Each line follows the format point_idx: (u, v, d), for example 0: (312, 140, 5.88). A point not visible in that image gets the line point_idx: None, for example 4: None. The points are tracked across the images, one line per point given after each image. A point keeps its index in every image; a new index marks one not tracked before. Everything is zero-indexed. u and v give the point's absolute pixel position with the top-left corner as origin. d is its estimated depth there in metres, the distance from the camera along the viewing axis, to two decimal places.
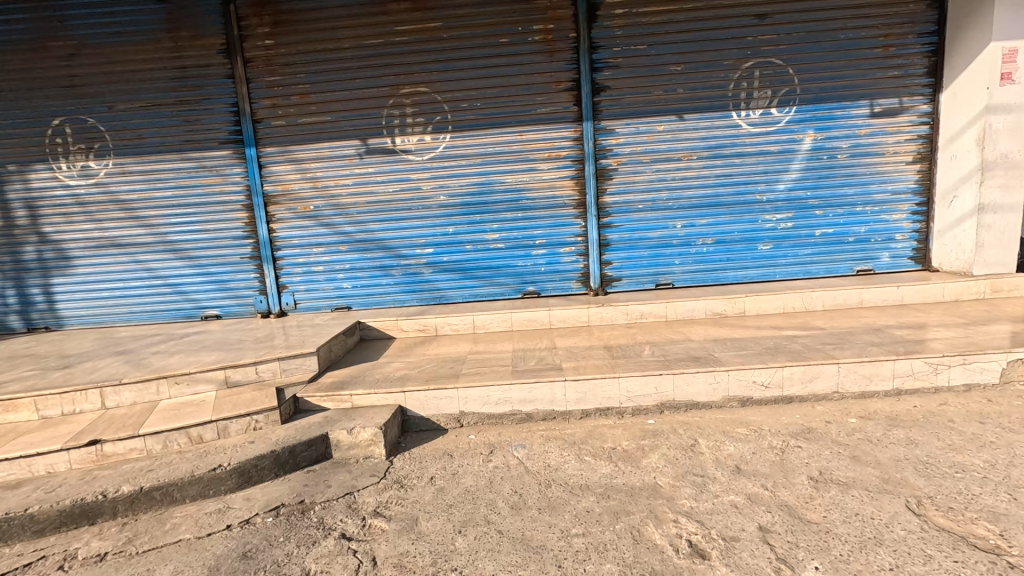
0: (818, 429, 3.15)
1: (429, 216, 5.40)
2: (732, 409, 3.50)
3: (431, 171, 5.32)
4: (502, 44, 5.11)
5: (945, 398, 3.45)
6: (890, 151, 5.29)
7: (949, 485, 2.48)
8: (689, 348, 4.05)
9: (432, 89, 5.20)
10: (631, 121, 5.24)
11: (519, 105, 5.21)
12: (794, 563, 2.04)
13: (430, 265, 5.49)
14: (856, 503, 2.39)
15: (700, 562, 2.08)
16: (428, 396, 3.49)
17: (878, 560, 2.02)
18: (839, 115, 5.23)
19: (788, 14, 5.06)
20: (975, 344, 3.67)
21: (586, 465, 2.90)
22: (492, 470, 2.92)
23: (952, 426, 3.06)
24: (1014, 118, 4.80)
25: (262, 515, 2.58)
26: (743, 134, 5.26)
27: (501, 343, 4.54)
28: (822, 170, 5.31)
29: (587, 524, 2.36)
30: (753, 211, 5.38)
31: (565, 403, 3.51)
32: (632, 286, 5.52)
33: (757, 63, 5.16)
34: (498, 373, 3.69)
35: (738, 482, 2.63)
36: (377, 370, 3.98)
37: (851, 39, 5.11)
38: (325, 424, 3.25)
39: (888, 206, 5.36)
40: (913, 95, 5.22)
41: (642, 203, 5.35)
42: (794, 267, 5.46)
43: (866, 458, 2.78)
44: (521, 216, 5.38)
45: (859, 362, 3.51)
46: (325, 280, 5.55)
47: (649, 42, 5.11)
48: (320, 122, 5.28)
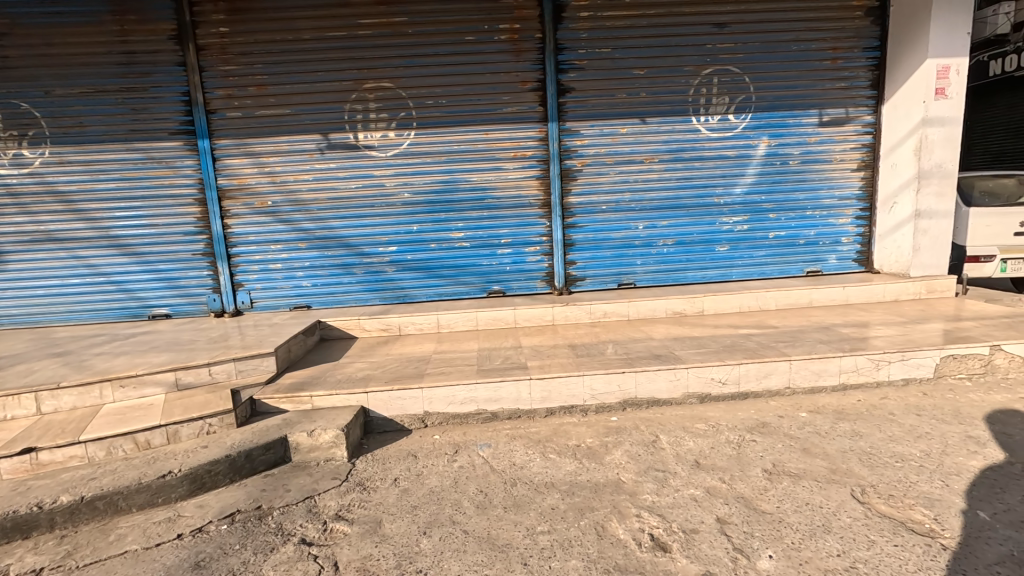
0: (771, 423, 3.28)
1: (393, 214, 5.31)
2: (691, 406, 3.61)
3: (395, 168, 5.23)
4: (468, 42, 5.08)
5: (886, 391, 3.67)
6: (837, 158, 5.57)
7: (890, 474, 2.64)
8: (651, 346, 4.14)
9: (396, 85, 5.12)
10: (596, 123, 5.31)
11: (485, 104, 5.19)
12: (749, 552, 2.12)
13: (393, 264, 5.40)
14: (807, 493, 2.51)
15: (662, 554, 2.14)
16: (392, 396, 3.44)
17: (826, 547, 2.13)
18: (791, 123, 5.47)
19: (745, 25, 5.26)
20: (913, 341, 3.92)
21: (550, 462, 2.92)
22: (457, 470, 2.90)
23: (893, 419, 3.26)
24: (947, 131, 5.14)
25: (216, 523, 2.48)
26: (702, 139, 5.43)
27: (466, 342, 4.52)
28: (776, 175, 5.54)
29: (553, 521, 2.38)
30: (711, 214, 5.55)
31: (530, 401, 3.52)
32: (596, 285, 5.60)
33: (716, 70, 5.33)
34: (463, 373, 3.67)
35: (698, 476, 2.71)
36: (339, 370, 3.89)
37: (802, 50, 5.36)
38: (284, 426, 3.14)
39: (836, 211, 5.65)
40: (858, 106, 5.52)
41: (606, 204, 5.44)
42: (749, 268, 5.68)
43: (816, 451, 2.92)
44: (486, 215, 5.36)
45: (809, 359, 3.68)
46: (284, 278, 5.37)
47: (613, 45, 5.20)
48: (279, 115, 5.11)
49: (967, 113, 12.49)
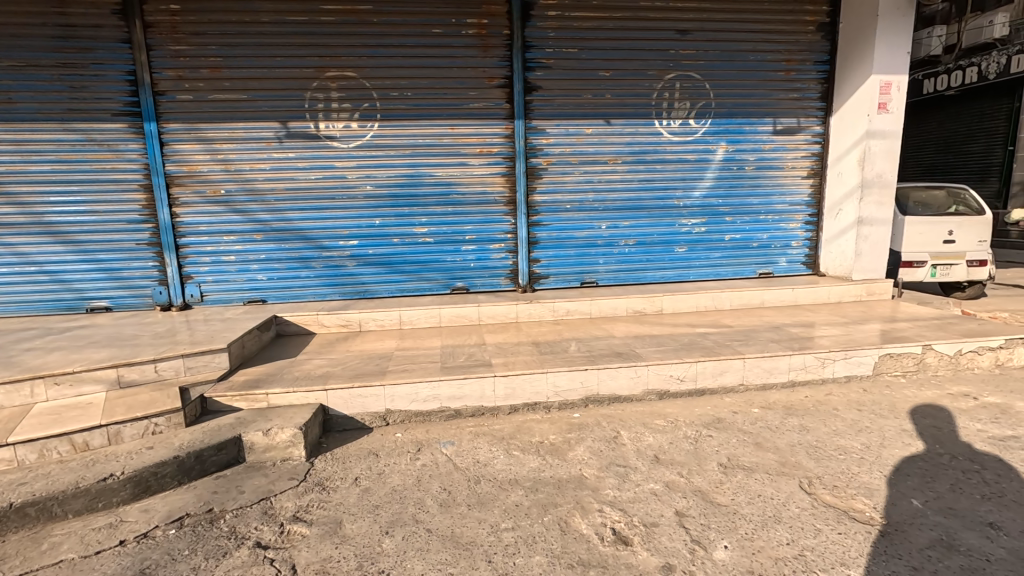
0: (726, 419, 3.41)
1: (355, 207, 5.17)
2: (651, 402, 3.70)
3: (357, 160, 5.10)
4: (435, 34, 5.01)
5: (830, 388, 3.88)
6: (789, 166, 5.83)
7: (835, 466, 2.79)
8: (613, 344, 4.21)
9: (359, 75, 4.99)
10: (561, 122, 5.35)
11: (451, 99, 5.13)
12: (706, 543, 2.19)
13: (354, 258, 5.27)
14: (759, 486, 2.62)
15: (624, 548, 2.18)
16: (353, 394, 3.36)
17: (777, 536, 2.23)
18: (748, 130, 5.68)
19: (705, 33, 5.43)
20: (855, 341, 4.16)
21: (514, 459, 2.93)
22: (420, 468, 2.86)
23: (836, 414, 3.45)
24: (888, 143, 5.46)
25: (163, 528, 2.35)
26: (664, 142, 5.56)
27: (429, 339, 4.47)
28: (732, 180, 5.74)
29: (517, 518, 2.39)
30: (671, 216, 5.71)
31: (494, 398, 3.52)
32: (559, 283, 5.65)
33: (679, 75, 5.48)
34: (426, 370, 3.63)
35: (658, 471, 2.78)
36: (296, 367, 3.75)
37: (758, 60, 5.57)
38: (237, 426, 3.01)
39: (786, 216, 5.91)
40: (809, 116, 5.79)
41: (570, 203, 5.49)
42: (705, 269, 5.87)
43: (768, 445, 3.05)
44: (451, 210, 5.31)
45: (761, 357, 3.84)
46: (237, 271, 5.15)
47: (580, 46, 5.24)
48: (234, 100, 4.88)
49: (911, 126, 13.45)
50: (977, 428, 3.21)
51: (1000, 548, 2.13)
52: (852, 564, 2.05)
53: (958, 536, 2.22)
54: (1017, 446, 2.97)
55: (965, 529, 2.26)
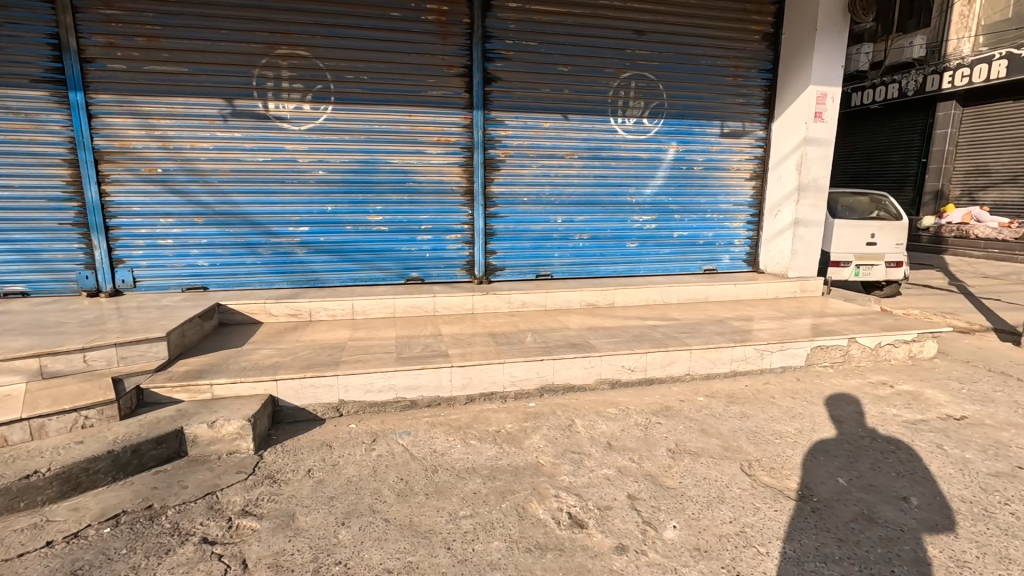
0: (674, 407, 3.57)
1: (306, 192, 4.97)
2: (603, 391, 3.82)
3: (309, 144, 4.90)
4: (393, 18, 4.88)
5: (767, 377, 4.15)
6: (734, 168, 6.12)
7: (772, 450, 3.00)
8: (567, 336, 4.30)
9: (312, 54, 4.79)
10: (519, 115, 5.37)
11: (409, 85, 5.03)
12: (656, 524, 2.30)
13: (304, 245, 5.08)
14: (705, 469, 2.77)
15: (579, 531, 2.25)
16: (304, 384, 3.25)
17: (720, 515, 2.37)
18: (697, 132, 5.92)
19: (660, 35, 5.60)
20: (790, 334, 4.45)
21: (472, 448, 2.94)
22: (375, 459, 2.82)
23: (773, 401, 3.69)
24: (823, 151, 5.83)
25: (97, 526, 2.20)
26: (618, 139, 5.70)
27: (383, 330, 4.39)
28: (681, 179, 5.97)
29: (475, 505, 2.41)
30: (624, 212, 5.87)
31: (451, 388, 3.51)
32: (514, 276, 5.68)
33: (634, 75, 5.61)
34: (382, 360, 3.57)
35: (610, 457, 2.88)
36: (243, 357, 3.59)
37: (708, 65, 5.81)
38: (179, 418, 2.85)
39: (730, 215, 6.22)
40: (753, 121, 6.09)
41: (527, 196, 5.53)
42: (655, 265, 6.09)
43: (712, 431, 3.22)
44: (406, 199, 5.22)
45: (707, 348, 4.04)
46: (175, 256, 4.84)
47: (540, 40, 5.27)
48: (173, 73, 4.56)
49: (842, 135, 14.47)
50: (894, 413, 3.53)
51: (911, 519, 2.37)
52: (786, 538, 2.22)
53: (877, 509, 2.44)
54: (927, 429, 3.30)
55: (883, 503, 2.49)
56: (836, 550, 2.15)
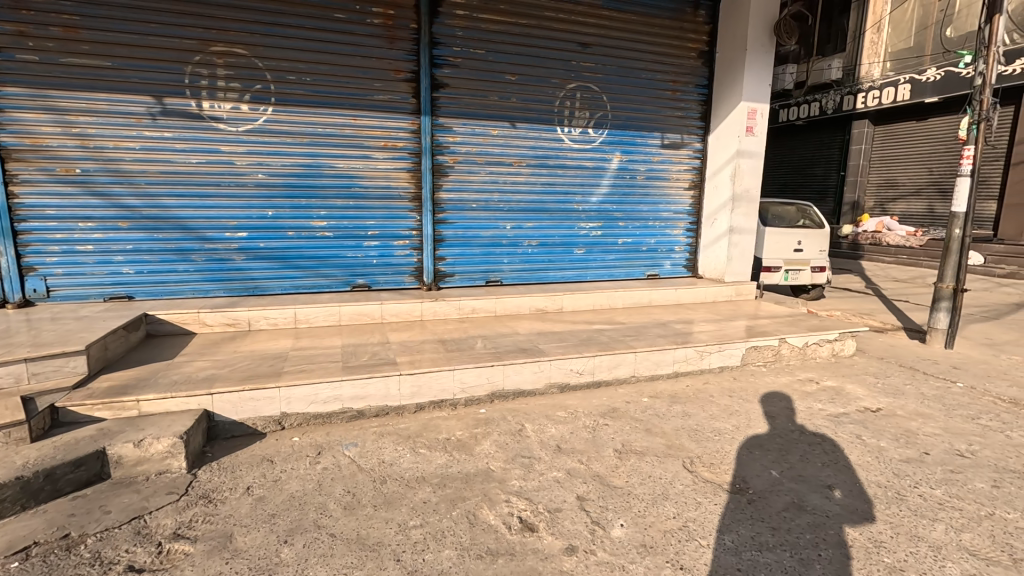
0: (620, 408, 3.67)
1: (244, 195, 4.75)
2: (553, 395, 3.87)
3: (247, 146, 4.69)
4: (337, 19, 4.78)
5: (707, 377, 4.35)
6: (674, 178, 6.40)
7: (711, 446, 3.14)
8: (517, 341, 4.34)
9: (251, 53, 4.61)
10: (468, 121, 5.38)
11: (355, 88, 4.93)
12: (604, 523, 2.36)
13: (242, 251, 4.85)
14: (650, 467, 2.86)
15: (530, 534, 2.27)
16: (243, 397, 3.10)
17: (664, 512, 2.46)
18: (639, 143, 6.15)
19: (604, 49, 5.79)
20: (727, 335, 4.69)
21: (421, 457, 2.90)
22: (320, 472, 2.72)
23: (712, 400, 3.88)
24: (754, 163, 6.20)
25: (2, 562, 2.00)
26: (565, 148, 5.83)
27: (328, 338, 4.25)
28: (625, 188, 6.18)
29: (425, 514, 2.38)
30: (571, 219, 6.00)
31: (399, 397, 3.45)
32: (464, 282, 5.66)
33: (580, 86, 5.77)
34: (327, 370, 3.45)
35: (560, 459, 2.92)
36: (174, 370, 3.38)
37: (650, 79, 6.06)
38: (101, 437, 2.63)
39: (671, 223, 6.49)
40: (691, 134, 6.40)
41: (475, 202, 5.54)
42: (602, 270, 6.25)
43: (656, 430, 3.34)
44: (352, 204, 5.10)
45: (651, 350, 4.19)
46: (96, 264, 4.49)
47: (487, 47, 5.31)
48: (94, 66, 4.24)
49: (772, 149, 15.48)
50: (820, 408, 3.80)
51: (835, 505, 2.56)
52: (724, 529, 2.33)
53: (806, 498, 2.61)
54: (847, 421, 3.57)
55: (811, 491, 2.67)
56: (769, 538, 2.29)
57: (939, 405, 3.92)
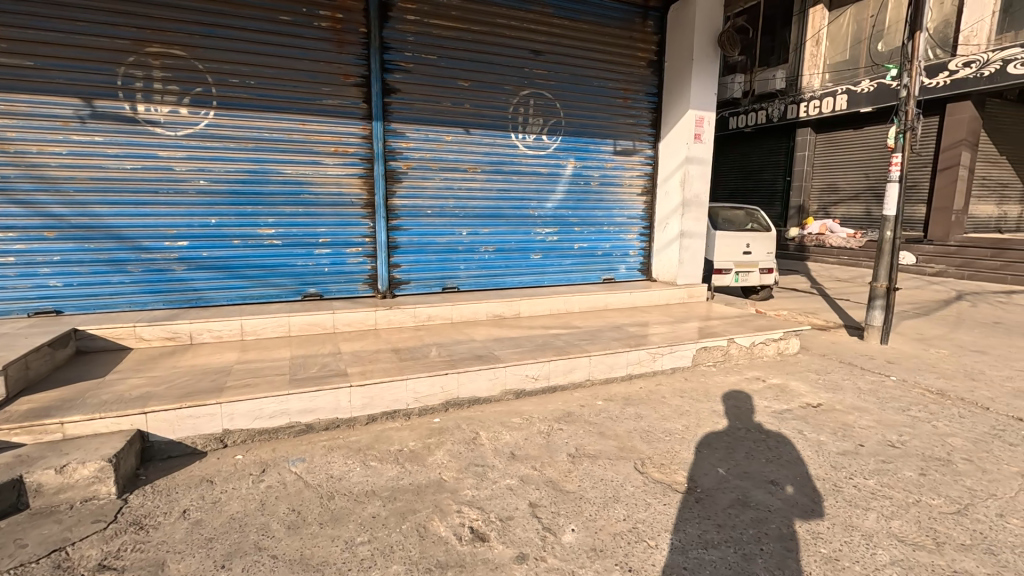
0: (575, 412, 3.71)
1: (185, 203, 4.54)
2: (509, 402, 3.87)
3: (187, 152, 4.50)
4: (283, 22, 4.66)
5: (659, 378, 4.45)
6: (626, 183, 6.54)
7: (662, 446, 3.21)
8: (473, 348, 4.31)
9: (190, 55, 4.42)
10: (421, 127, 5.33)
11: (302, 93, 4.80)
12: (556, 529, 2.36)
13: (183, 261, 4.63)
14: (602, 470, 2.90)
15: (480, 544, 2.25)
16: (180, 416, 2.95)
17: (615, 514, 2.48)
18: (593, 149, 6.25)
19: (556, 56, 5.87)
20: (679, 337, 4.82)
21: (372, 470, 2.83)
22: (264, 491, 2.61)
23: (664, 401, 3.96)
24: (702, 169, 6.41)
25: None
26: (519, 154, 5.86)
27: (276, 350, 4.11)
28: (580, 194, 6.27)
29: (373, 529, 2.32)
30: (527, 225, 6.03)
31: (350, 409, 3.36)
32: (420, 289, 5.60)
33: (533, 93, 5.82)
34: (273, 383, 3.33)
35: (513, 466, 2.91)
36: (105, 389, 3.18)
37: (601, 87, 6.18)
38: (19, 465, 2.45)
39: (625, 228, 6.63)
40: (642, 141, 6.56)
41: (430, 208, 5.49)
42: (558, 275, 6.31)
43: (609, 433, 3.38)
44: (302, 211, 4.96)
45: (604, 354, 4.25)
46: (18, 276, 4.19)
47: (438, 53, 5.30)
48: (14, 66, 3.98)
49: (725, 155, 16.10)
50: (766, 405, 3.94)
51: (777, 499, 2.66)
52: (673, 529, 2.38)
53: (750, 494, 2.70)
54: (790, 417, 3.72)
55: (755, 487, 2.76)
56: (715, 535, 2.35)
57: (873, 398, 4.14)
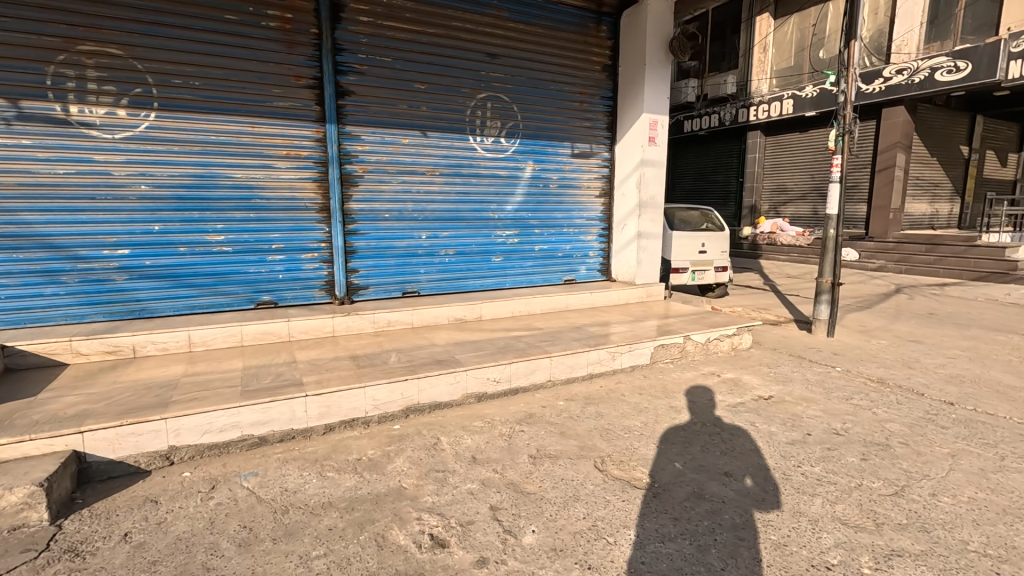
0: (536, 413, 3.72)
1: (125, 209, 4.32)
2: (470, 406, 3.85)
3: (126, 155, 4.28)
4: (229, 21, 4.50)
5: (619, 377, 4.53)
6: (584, 186, 6.64)
7: (621, 444, 3.27)
8: (434, 352, 4.27)
9: (127, 54, 4.22)
10: (376, 130, 5.26)
11: (251, 94, 4.65)
12: (516, 531, 2.37)
13: (124, 270, 4.40)
14: (562, 470, 2.92)
15: (440, 551, 2.23)
16: (122, 433, 2.79)
17: (575, 513, 2.51)
18: (551, 152, 6.32)
19: (512, 60, 5.91)
20: (638, 335, 4.91)
21: (329, 481, 2.77)
22: (213, 509, 2.51)
23: (624, 399, 4.03)
24: (657, 171, 6.57)
25: None
26: (478, 157, 5.86)
27: (228, 361, 3.96)
28: (539, 196, 6.32)
29: (330, 542, 2.26)
30: (487, 227, 6.03)
31: (306, 419, 3.27)
32: (379, 294, 5.50)
33: (490, 96, 5.84)
34: (224, 396, 3.21)
35: (475, 470, 2.90)
36: (36, 409, 2.98)
37: (558, 90, 6.26)
38: None
39: (584, 229, 6.72)
40: (599, 144, 6.68)
41: (388, 212, 5.41)
42: (520, 277, 6.33)
43: (570, 432, 3.42)
44: (253, 216, 4.80)
45: (565, 354, 4.29)
46: None
47: (394, 56, 5.24)
48: None
49: (681, 157, 16.58)
50: (720, 399, 4.07)
51: (730, 490, 2.75)
52: (632, 525, 2.42)
53: (705, 486, 2.78)
54: (743, 410, 3.86)
55: (709, 479, 2.85)
56: (671, 529, 2.40)
57: (820, 389, 4.34)
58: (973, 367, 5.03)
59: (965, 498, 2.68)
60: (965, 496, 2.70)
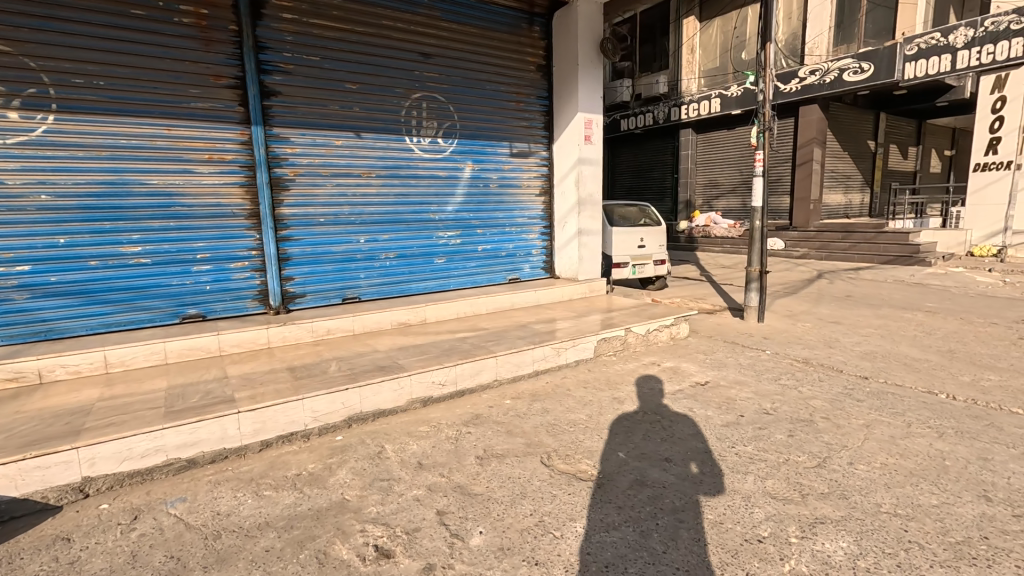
0: (483, 414, 3.71)
1: (22, 221, 3.93)
2: (416, 411, 3.78)
3: (22, 162, 3.90)
4: (136, 16, 4.19)
5: (564, 373, 4.59)
6: (524, 184, 6.69)
7: (567, 438, 3.32)
8: (376, 359, 4.17)
9: (18, 51, 3.84)
10: (307, 131, 5.06)
11: (165, 95, 4.36)
12: (464, 534, 2.35)
13: (24, 289, 4.00)
14: (510, 469, 2.93)
15: (385, 562, 2.17)
16: (25, 468, 2.54)
17: (522, 511, 2.52)
18: (489, 152, 6.32)
19: (446, 59, 5.86)
20: (581, 330, 5.00)
21: (265, 500, 2.64)
22: (136, 541, 2.33)
23: (569, 393, 4.09)
24: (594, 169, 6.73)
25: None
26: (415, 158, 5.77)
27: (150, 381, 3.69)
28: (480, 196, 6.31)
29: (267, 564, 2.15)
30: (428, 229, 5.96)
31: (240, 437, 3.10)
32: (318, 301, 5.30)
33: (425, 96, 5.76)
34: (145, 418, 2.99)
35: (421, 476, 2.86)
36: None
37: (494, 90, 6.27)
38: None
39: (526, 228, 6.77)
40: (537, 143, 6.75)
41: (323, 216, 5.23)
42: (464, 278, 6.29)
43: (517, 430, 3.43)
44: (174, 225, 4.50)
45: (510, 353, 4.30)
46: None
47: (322, 55, 5.07)
48: None
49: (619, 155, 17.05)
50: (661, 387, 4.21)
51: (671, 475, 2.85)
52: (578, 517, 2.46)
53: (647, 473, 2.87)
54: (682, 397, 4.01)
55: (651, 466, 2.94)
56: (616, 518, 2.46)
57: (751, 372, 4.59)
58: (884, 343, 5.48)
59: (878, 464, 2.91)
60: (879, 462, 2.93)
